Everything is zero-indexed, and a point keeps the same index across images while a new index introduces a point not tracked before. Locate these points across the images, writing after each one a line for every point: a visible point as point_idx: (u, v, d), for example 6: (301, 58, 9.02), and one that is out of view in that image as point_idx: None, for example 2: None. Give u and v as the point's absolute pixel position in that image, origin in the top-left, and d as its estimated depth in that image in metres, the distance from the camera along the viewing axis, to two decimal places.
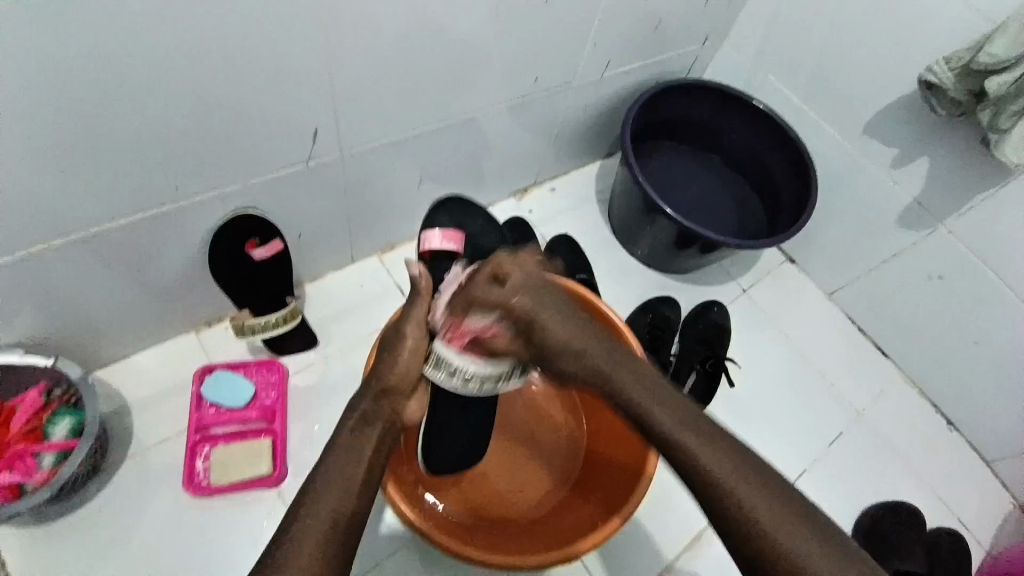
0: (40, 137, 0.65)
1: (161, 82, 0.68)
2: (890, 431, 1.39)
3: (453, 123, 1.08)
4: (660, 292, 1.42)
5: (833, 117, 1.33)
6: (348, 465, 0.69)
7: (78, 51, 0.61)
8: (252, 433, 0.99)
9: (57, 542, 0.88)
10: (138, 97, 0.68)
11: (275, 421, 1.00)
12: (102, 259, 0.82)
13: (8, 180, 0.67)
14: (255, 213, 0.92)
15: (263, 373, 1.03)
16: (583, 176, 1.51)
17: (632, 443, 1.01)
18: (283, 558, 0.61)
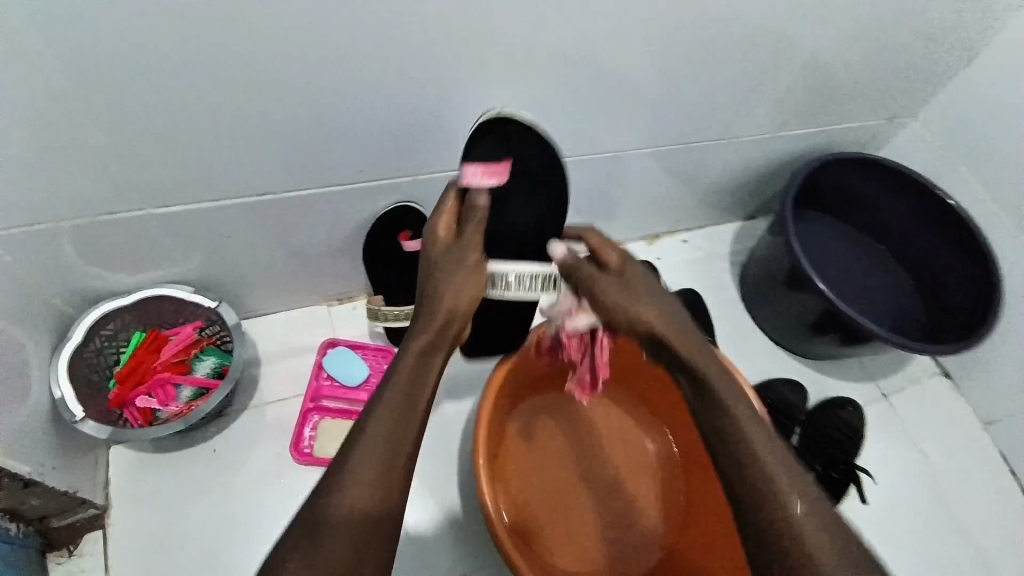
0: (270, 104, 0.73)
1: (380, 72, 0.74)
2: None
3: (608, 156, 1.08)
4: (784, 372, 1.29)
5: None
6: (389, 430, 0.60)
7: (326, 34, 0.67)
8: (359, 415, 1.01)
9: (165, 470, 0.92)
10: (357, 82, 0.74)
11: None
12: (278, 221, 0.89)
13: (233, 137, 0.75)
14: (414, 206, 0.95)
15: (377, 359, 1.06)
16: (721, 233, 1.43)
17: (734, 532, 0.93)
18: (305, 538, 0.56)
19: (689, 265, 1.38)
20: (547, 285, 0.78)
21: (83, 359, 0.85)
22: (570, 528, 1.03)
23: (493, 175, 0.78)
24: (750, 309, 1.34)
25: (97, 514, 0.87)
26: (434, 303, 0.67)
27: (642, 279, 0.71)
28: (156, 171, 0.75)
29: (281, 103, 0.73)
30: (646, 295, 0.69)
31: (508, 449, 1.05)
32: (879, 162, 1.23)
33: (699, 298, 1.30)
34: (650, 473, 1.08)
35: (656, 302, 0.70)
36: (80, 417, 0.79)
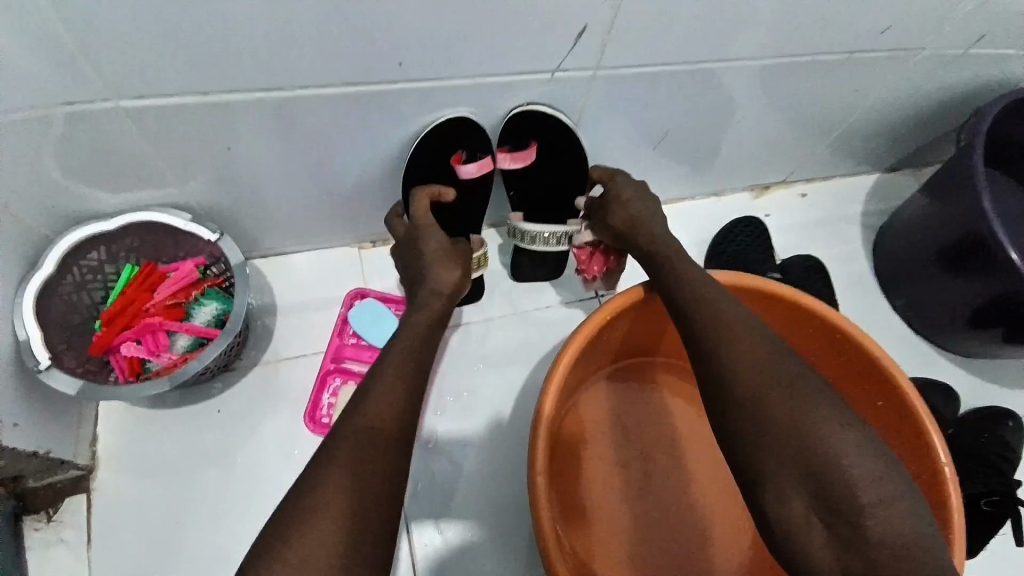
0: None
1: None
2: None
3: (734, 70, 0.78)
4: (924, 371, 1.01)
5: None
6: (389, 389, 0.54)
7: None
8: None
9: (162, 431, 0.78)
10: None
11: None
12: (295, 134, 0.68)
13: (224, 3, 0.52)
14: (470, 120, 0.73)
15: None
16: (851, 188, 1.12)
17: None
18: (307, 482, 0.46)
19: (804, 226, 1.09)
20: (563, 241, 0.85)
21: (58, 294, 0.70)
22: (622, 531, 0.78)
23: (519, 163, 0.79)
24: (884, 283, 1.05)
25: (81, 476, 0.75)
26: (427, 293, 0.65)
27: (629, 183, 0.75)
28: (127, 49, 0.53)
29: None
30: (641, 200, 0.73)
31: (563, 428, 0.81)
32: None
33: (820, 269, 1.02)
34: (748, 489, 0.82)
35: (646, 204, 0.73)
36: (47, 366, 0.65)
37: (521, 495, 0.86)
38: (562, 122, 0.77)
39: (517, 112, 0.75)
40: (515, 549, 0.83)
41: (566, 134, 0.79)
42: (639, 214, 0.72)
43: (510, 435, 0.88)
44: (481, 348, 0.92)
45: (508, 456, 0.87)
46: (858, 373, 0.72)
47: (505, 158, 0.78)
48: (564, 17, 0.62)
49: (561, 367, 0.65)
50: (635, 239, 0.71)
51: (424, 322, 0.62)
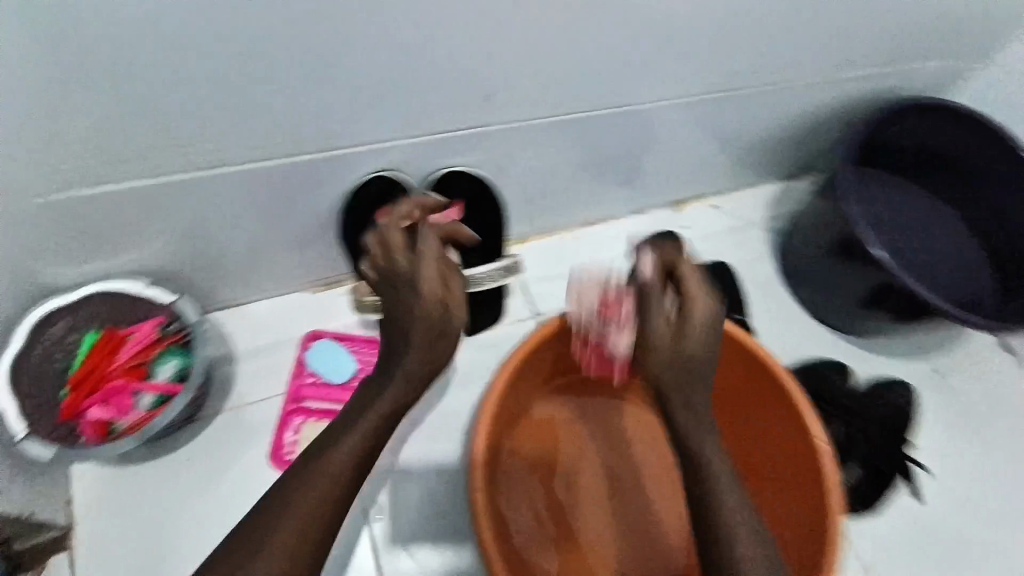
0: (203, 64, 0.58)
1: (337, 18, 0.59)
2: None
3: (629, 109, 0.89)
4: (827, 352, 1.15)
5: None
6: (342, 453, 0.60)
7: None
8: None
9: (137, 482, 0.83)
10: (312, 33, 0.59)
11: None
12: (237, 201, 0.76)
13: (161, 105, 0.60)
14: (395, 175, 0.81)
15: (368, 353, 0.94)
16: (756, 197, 1.26)
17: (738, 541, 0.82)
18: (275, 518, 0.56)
19: (719, 234, 1.22)
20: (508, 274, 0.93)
21: (31, 363, 0.76)
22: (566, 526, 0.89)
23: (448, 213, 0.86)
24: (792, 282, 1.18)
25: (61, 535, 0.79)
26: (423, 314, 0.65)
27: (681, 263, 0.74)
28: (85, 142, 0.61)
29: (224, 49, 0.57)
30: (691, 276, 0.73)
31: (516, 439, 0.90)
32: (964, 110, 0.98)
33: (732, 273, 1.14)
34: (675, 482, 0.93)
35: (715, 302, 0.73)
36: (25, 435, 0.72)
37: None
38: (477, 177, 0.88)
39: (439, 175, 0.84)
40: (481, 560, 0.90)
41: (483, 187, 0.90)
42: (686, 277, 0.73)
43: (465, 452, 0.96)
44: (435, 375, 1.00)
45: (467, 471, 0.95)
46: (757, 376, 0.87)
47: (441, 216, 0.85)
48: (467, 83, 0.72)
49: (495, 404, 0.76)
50: (685, 338, 0.70)
51: (416, 363, 0.65)
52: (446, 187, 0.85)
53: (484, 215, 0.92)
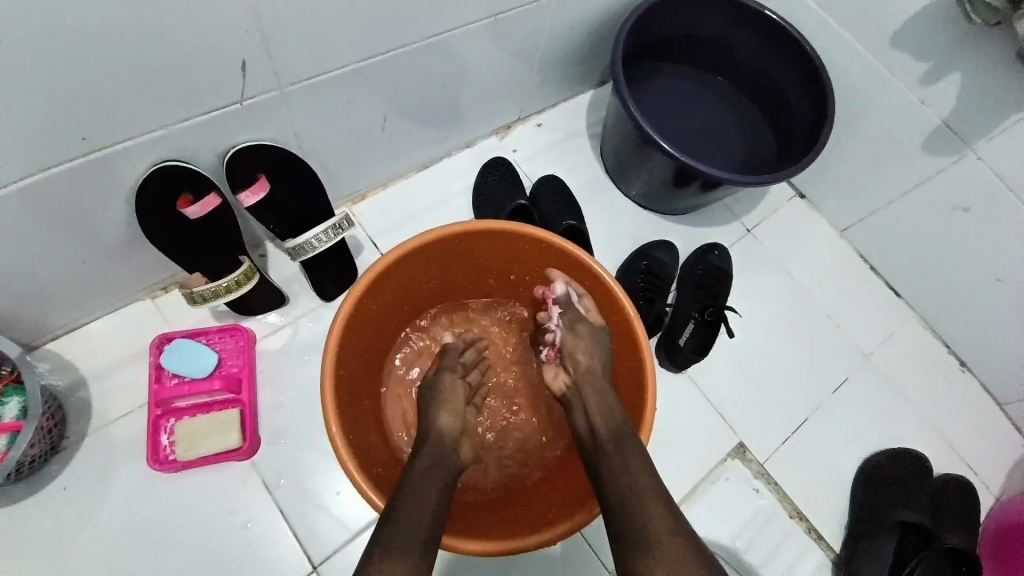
0: None
1: (37, 23, 0.56)
2: (904, 378, 1.30)
3: (410, 51, 0.92)
4: (656, 234, 1.31)
5: (865, 32, 1.11)
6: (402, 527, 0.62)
7: None
8: (219, 403, 0.93)
9: (22, 520, 0.84)
10: (17, 44, 0.57)
11: (241, 391, 0.94)
12: (16, 226, 0.73)
13: None
14: (181, 166, 0.79)
15: (226, 340, 0.96)
16: (573, 108, 1.36)
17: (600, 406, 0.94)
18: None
19: (546, 150, 1.31)
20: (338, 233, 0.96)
21: None
22: None
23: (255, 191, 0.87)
24: (618, 182, 1.31)
25: None
26: None
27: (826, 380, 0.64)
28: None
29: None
30: None
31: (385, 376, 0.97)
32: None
33: (561, 184, 1.25)
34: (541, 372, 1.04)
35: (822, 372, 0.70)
36: None
37: None
38: (275, 148, 0.88)
39: (232, 154, 0.84)
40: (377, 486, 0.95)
41: (285, 156, 0.90)
42: None
43: None
44: None
45: None
46: (575, 268, 0.91)
47: (247, 195, 0.86)
48: (221, 59, 0.71)
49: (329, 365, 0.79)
50: None
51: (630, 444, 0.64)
52: (246, 165, 0.86)
53: (296, 183, 0.92)
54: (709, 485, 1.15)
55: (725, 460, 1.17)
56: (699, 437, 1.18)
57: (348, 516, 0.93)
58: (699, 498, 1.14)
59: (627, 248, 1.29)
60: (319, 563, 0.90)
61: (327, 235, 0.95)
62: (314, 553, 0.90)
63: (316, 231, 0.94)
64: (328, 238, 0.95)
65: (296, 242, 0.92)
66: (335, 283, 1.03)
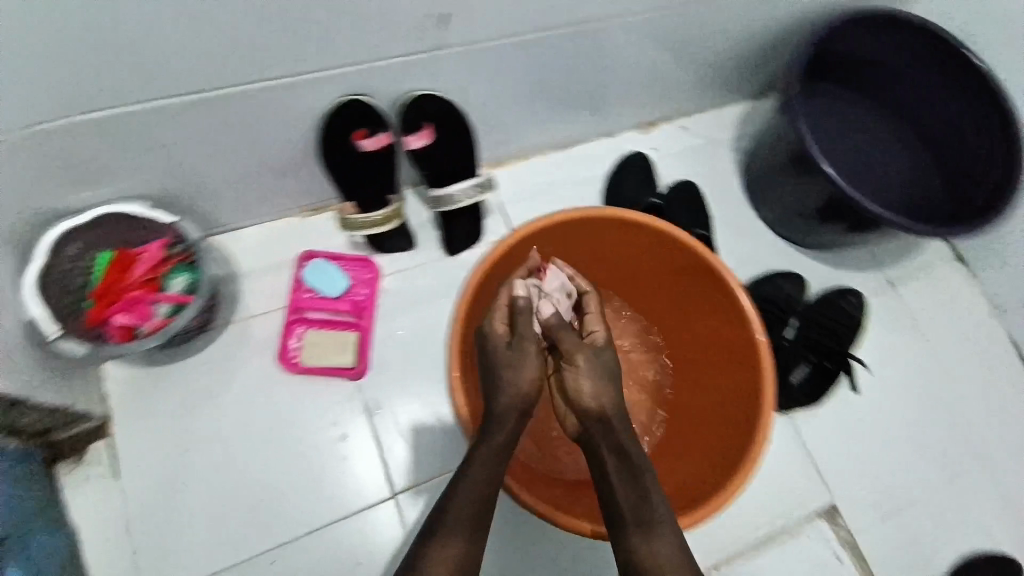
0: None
1: None
2: None
3: (586, 28, 0.92)
4: (784, 263, 1.23)
5: None
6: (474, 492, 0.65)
7: None
8: (343, 323, 1.01)
9: (161, 382, 0.95)
10: None
11: (363, 317, 1.01)
12: (220, 128, 0.81)
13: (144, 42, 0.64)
14: (365, 101, 0.85)
15: (358, 269, 1.04)
16: (723, 116, 1.30)
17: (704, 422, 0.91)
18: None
19: (687, 154, 1.27)
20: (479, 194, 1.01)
21: (55, 284, 0.83)
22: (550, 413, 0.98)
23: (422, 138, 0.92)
24: (755, 201, 1.25)
25: (99, 424, 0.91)
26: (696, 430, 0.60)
27: None
28: (59, 79, 0.65)
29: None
30: None
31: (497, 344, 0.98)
32: (898, 21, 1.02)
33: (697, 191, 1.21)
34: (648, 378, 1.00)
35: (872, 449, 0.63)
36: (57, 335, 0.80)
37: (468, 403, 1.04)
38: (443, 100, 0.92)
39: (408, 98, 0.88)
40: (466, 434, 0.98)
41: (450, 109, 0.94)
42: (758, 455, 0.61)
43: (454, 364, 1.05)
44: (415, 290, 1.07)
45: None
46: (702, 275, 0.89)
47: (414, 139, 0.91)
48: (425, 7, 0.74)
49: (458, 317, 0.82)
50: None
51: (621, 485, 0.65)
52: (419, 112, 0.90)
53: (456, 138, 0.96)
54: (790, 537, 1.08)
55: (810, 517, 1.10)
56: (786, 485, 1.10)
57: (433, 457, 0.97)
58: (775, 548, 1.08)
59: (750, 272, 1.22)
60: (399, 491, 0.96)
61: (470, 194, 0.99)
62: (397, 480, 0.96)
63: (460, 186, 1.00)
64: (468, 196, 1.00)
65: (441, 192, 0.98)
66: (460, 239, 1.06)
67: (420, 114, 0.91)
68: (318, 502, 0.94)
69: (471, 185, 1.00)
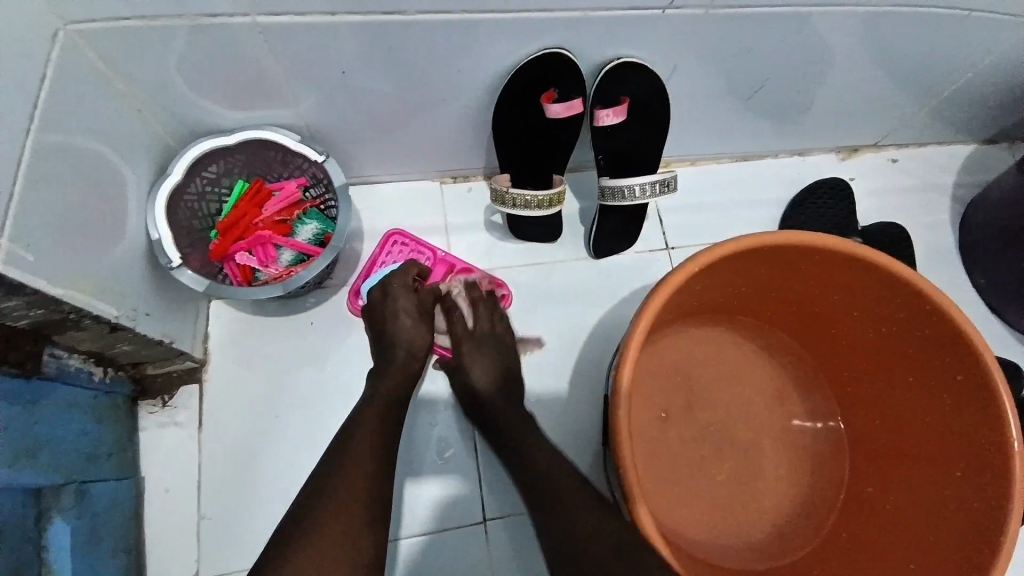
0: None
1: None
2: None
3: (847, 19, 0.73)
4: (995, 347, 0.99)
5: None
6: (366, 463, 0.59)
7: None
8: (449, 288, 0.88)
9: (262, 335, 0.85)
10: None
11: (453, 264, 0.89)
12: (399, 63, 0.68)
13: None
14: (567, 59, 0.71)
15: (395, 252, 0.89)
16: (942, 157, 1.07)
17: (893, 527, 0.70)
18: (311, 538, 0.53)
19: (889, 193, 1.05)
20: (661, 191, 0.83)
21: (182, 203, 0.75)
22: (691, 461, 0.80)
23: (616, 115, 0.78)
24: (970, 264, 1.01)
25: (195, 367, 0.83)
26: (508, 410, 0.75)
27: None
28: None
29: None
30: None
31: (643, 368, 0.81)
32: None
33: (901, 239, 0.99)
34: (812, 455, 0.81)
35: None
36: (177, 265, 0.70)
37: (586, 435, 0.88)
38: (651, 75, 0.77)
39: (614, 66, 0.74)
40: (580, 458, 0.86)
41: (654, 87, 0.79)
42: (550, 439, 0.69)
43: (580, 383, 0.89)
44: (551, 289, 0.92)
45: (574, 394, 0.89)
46: (950, 360, 0.65)
47: (606, 114, 0.77)
48: None
49: (636, 344, 0.62)
50: None
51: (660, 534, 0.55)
52: (622, 84, 0.77)
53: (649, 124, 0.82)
54: None
55: None
56: None
57: None
58: None
59: None
60: (490, 519, 0.84)
61: (649, 189, 0.82)
62: (490, 506, 0.84)
63: (641, 180, 0.82)
64: (645, 192, 0.82)
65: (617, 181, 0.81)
66: (614, 242, 0.91)
67: (620, 87, 0.77)
68: (409, 505, 0.83)
69: (654, 180, 0.82)
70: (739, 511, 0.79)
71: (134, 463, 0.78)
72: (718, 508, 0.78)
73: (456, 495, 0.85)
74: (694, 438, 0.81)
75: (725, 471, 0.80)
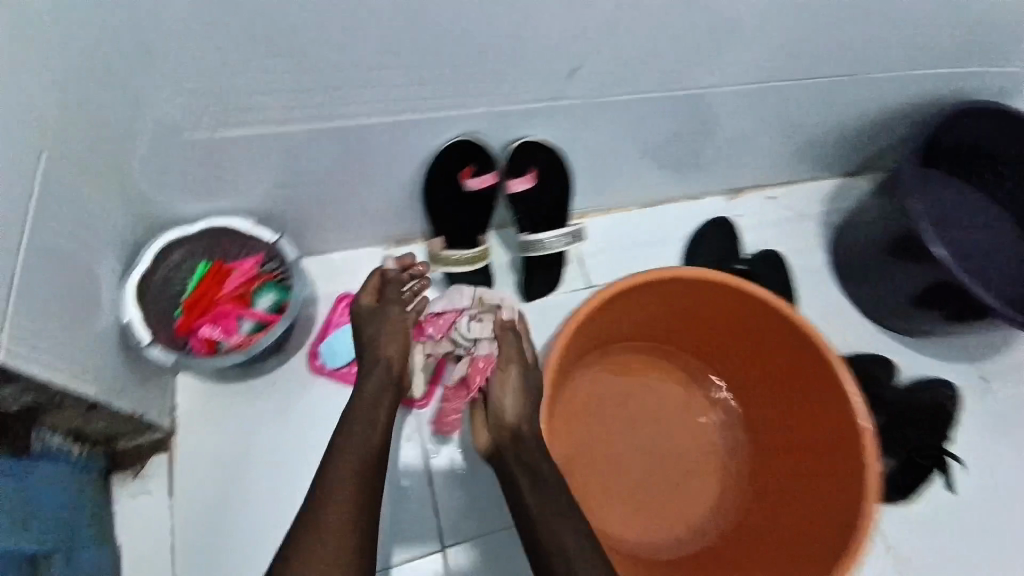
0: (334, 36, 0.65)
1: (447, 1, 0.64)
2: None
3: (698, 96, 0.92)
4: (873, 347, 1.17)
5: None
6: None
7: None
8: None
9: (226, 400, 0.93)
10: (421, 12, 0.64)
11: None
12: (337, 155, 0.82)
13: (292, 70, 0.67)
14: (476, 142, 0.87)
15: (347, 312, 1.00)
16: (812, 191, 1.28)
17: (791, 503, 0.84)
18: None
19: (771, 224, 1.24)
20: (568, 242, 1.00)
21: (151, 286, 0.85)
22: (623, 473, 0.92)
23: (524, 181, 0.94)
24: (843, 278, 1.20)
25: (163, 438, 0.89)
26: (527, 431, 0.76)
27: None
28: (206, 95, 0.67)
29: (362, 4, 0.62)
30: None
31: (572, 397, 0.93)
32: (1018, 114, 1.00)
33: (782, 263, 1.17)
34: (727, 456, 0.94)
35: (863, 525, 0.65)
36: (148, 342, 0.80)
37: None
38: (550, 149, 0.93)
39: (518, 145, 0.91)
40: None
41: (555, 157, 0.95)
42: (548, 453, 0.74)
43: None
44: None
45: None
46: (812, 364, 0.81)
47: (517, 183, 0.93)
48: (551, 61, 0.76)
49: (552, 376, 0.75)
50: None
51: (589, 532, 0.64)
52: (528, 159, 0.92)
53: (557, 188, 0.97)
54: None
55: None
56: None
57: (485, 515, 0.95)
58: None
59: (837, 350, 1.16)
60: (447, 544, 0.94)
61: (557, 240, 0.99)
62: (446, 532, 0.94)
63: (552, 233, 0.98)
64: (554, 243, 0.99)
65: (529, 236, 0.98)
66: (541, 286, 1.05)
67: (526, 160, 0.93)
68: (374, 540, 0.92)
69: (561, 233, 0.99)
70: (670, 509, 0.91)
71: (110, 533, 0.83)
72: (652, 511, 0.90)
73: (416, 526, 0.94)
74: (622, 451, 0.93)
75: (654, 476, 0.92)
